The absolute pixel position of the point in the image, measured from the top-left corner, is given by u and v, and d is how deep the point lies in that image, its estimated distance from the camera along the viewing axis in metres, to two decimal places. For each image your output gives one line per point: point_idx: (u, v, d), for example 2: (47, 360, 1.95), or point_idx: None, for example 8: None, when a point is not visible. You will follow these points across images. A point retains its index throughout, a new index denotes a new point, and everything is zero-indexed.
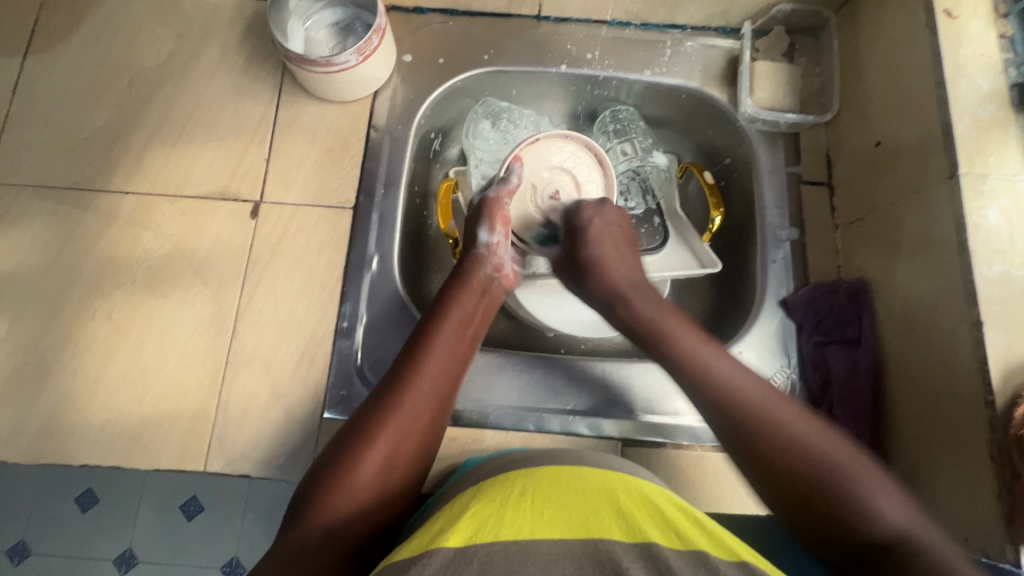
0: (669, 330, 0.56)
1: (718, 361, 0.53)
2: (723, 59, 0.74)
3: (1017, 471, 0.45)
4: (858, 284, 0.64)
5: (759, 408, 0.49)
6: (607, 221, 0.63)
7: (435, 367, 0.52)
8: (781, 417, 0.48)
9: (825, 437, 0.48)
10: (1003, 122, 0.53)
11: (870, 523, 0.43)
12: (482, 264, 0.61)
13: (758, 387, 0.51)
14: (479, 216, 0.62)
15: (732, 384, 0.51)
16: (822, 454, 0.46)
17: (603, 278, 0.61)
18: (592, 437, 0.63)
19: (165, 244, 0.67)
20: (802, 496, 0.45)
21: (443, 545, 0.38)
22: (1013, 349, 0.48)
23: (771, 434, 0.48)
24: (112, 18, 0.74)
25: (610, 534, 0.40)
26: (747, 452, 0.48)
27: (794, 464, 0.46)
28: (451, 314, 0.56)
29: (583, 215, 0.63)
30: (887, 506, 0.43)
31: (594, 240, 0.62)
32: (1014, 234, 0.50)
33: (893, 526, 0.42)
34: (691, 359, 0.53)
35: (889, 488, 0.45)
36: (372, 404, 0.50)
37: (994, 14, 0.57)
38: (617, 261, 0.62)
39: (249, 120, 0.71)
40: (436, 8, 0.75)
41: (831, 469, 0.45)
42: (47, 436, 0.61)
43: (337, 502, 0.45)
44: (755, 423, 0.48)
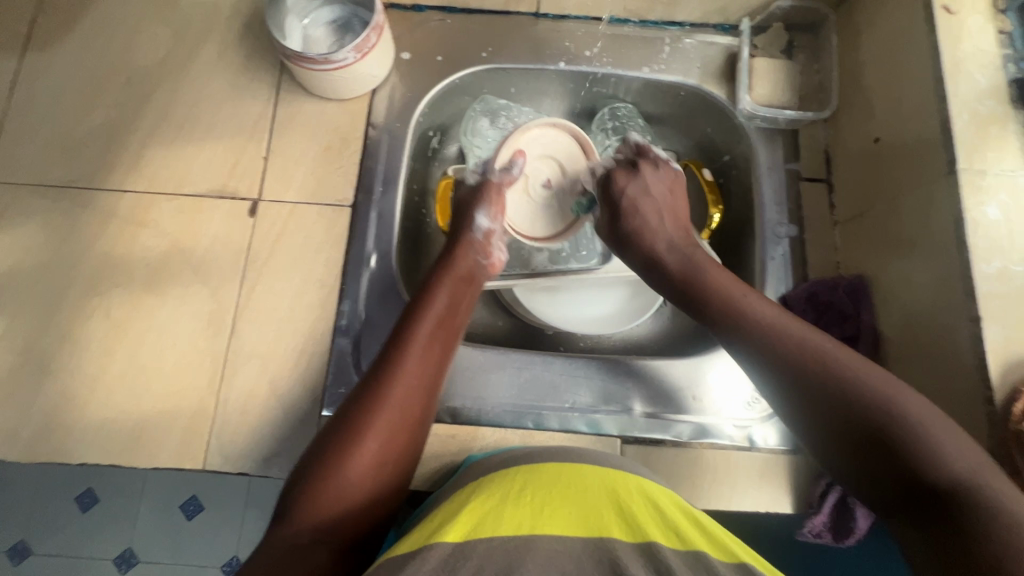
0: (707, 280, 0.54)
1: (763, 306, 0.51)
2: (722, 56, 0.74)
3: (1016, 466, 0.46)
4: (857, 280, 0.63)
5: (809, 350, 0.47)
6: (649, 180, 0.63)
7: (420, 357, 0.52)
8: (834, 359, 0.46)
9: (880, 378, 0.44)
10: (1001, 117, 0.53)
11: (928, 467, 0.40)
12: (472, 250, 0.61)
13: (805, 330, 0.48)
14: (477, 201, 0.63)
15: (778, 328, 0.49)
16: (879, 397, 0.43)
17: (643, 234, 0.60)
18: (590, 433, 0.63)
19: (163, 242, 0.67)
20: (859, 441, 0.43)
21: (442, 540, 0.38)
22: (1012, 344, 0.48)
23: (820, 379, 0.45)
24: (110, 16, 0.73)
25: (609, 531, 0.40)
26: (795, 399, 0.46)
27: (848, 409, 0.44)
28: (435, 303, 0.56)
29: (618, 181, 0.63)
30: (952, 451, 0.40)
31: (636, 200, 0.61)
32: (1013, 230, 0.50)
33: (956, 471, 0.39)
34: (730, 307, 0.51)
35: (951, 432, 0.42)
36: (357, 397, 0.50)
37: (993, 9, 0.57)
38: (659, 216, 0.60)
39: (247, 118, 0.71)
40: (435, 5, 0.75)
41: (889, 413, 0.42)
42: (45, 434, 0.61)
43: (326, 499, 0.45)
44: (803, 367, 0.46)
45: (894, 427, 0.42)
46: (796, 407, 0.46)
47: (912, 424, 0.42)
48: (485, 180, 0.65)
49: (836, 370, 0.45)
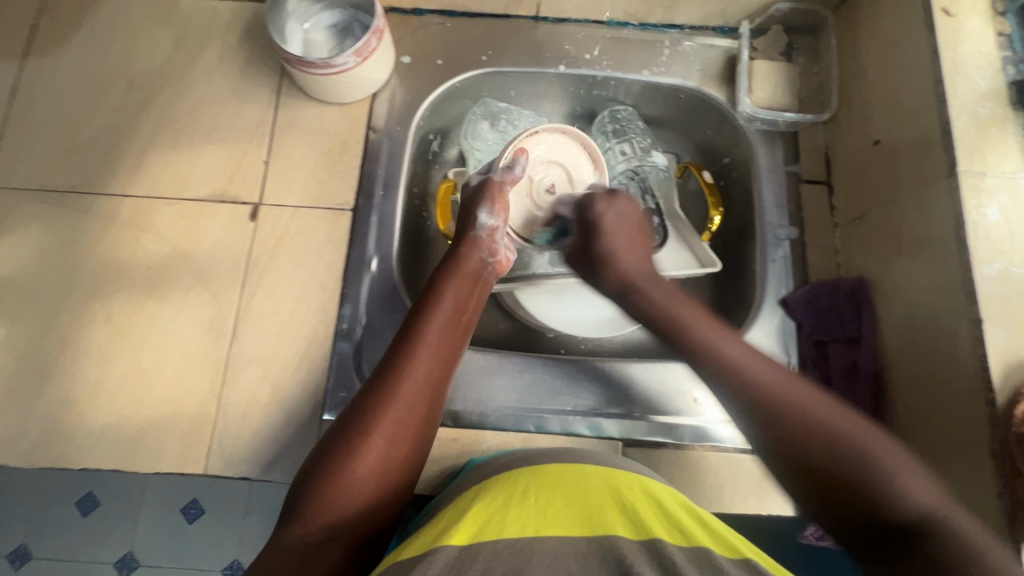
0: (682, 317, 0.55)
1: (723, 342, 0.52)
2: (721, 59, 0.74)
3: (1018, 468, 0.45)
4: (857, 282, 0.64)
5: (767, 387, 0.48)
6: (622, 214, 0.64)
7: (428, 357, 0.52)
8: (792, 397, 0.47)
9: (848, 421, 0.45)
10: (1001, 119, 0.53)
11: (893, 502, 0.41)
12: (477, 248, 0.61)
13: (778, 373, 0.49)
14: (479, 197, 0.62)
15: (737, 363, 0.50)
16: (845, 438, 0.44)
17: (617, 270, 0.61)
18: (592, 437, 0.63)
19: (164, 246, 0.67)
20: (823, 479, 0.43)
21: (447, 544, 0.38)
22: (1013, 346, 0.48)
23: (788, 419, 0.46)
24: (111, 21, 0.74)
25: (614, 530, 0.40)
26: (762, 438, 0.46)
27: (814, 449, 0.44)
28: (444, 303, 0.56)
29: (598, 206, 0.63)
30: (913, 486, 0.41)
31: (605, 234, 0.62)
32: (1014, 231, 0.50)
33: (920, 505, 0.40)
34: (706, 344, 0.52)
35: (911, 466, 0.42)
36: (364, 396, 0.50)
37: (992, 11, 0.57)
38: (627, 251, 0.62)
39: (248, 122, 0.71)
40: (435, 9, 0.75)
41: (855, 453, 0.43)
42: (47, 439, 0.61)
43: (336, 497, 0.45)
44: (772, 408, 0.46)
45: (859, 465, 0.43)
46: (763, 443, 0.46)
47: (875, 462, 0.43)
48: (487, 178, 0.63)
49: (804, 411, 0.46)
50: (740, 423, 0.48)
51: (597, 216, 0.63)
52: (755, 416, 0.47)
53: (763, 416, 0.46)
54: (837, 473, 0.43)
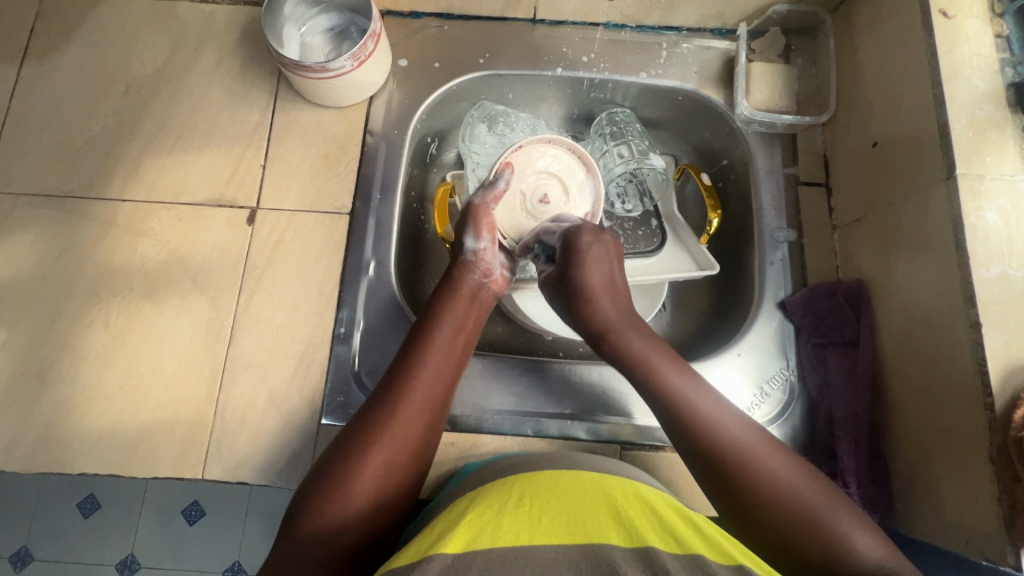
0: (655, 368, 0.53)
1: (694, 390, 0.52)
2: (719, 61, 0.74)
3: (1017, 473, 0.45)
4: (856, 285, 0.63)
5: (736, 441, 0.49)
6: (603, 246, 0.56)
7: (425, 379, 0.51)
8: (757, 451, 0.48)
9: (805, 479, 0.47)
10: (1000, 121, 0.53)
11: (850, 562, 0.43)
12: (468, 270, 0.59)
13: (745, 430, 0.50)
14: (466, 221, 0.60)
15: (707, 413, 0.50)
16: (805, 498, 0.46)
17: (594, 313, 0.55)
18: (590, 441, 0.63)
19: (162, 251, 0.67)
20: (784, 539, 0.45)
21: (440, 552, 0.38)
22: (1012, 350, 0.47)
23: (755, 482, 0.47)
24: (109, 26, 0.74)
25: (608, 537, 0.40)
26: (727, 497, 0.48)
27: (775, 509, 0.46)
28: (443, 324, 0.55)
29: (580, 240, 0.55)
30: (863, 543, 0.44)
31: (587, 266, 0.55)
32: (1013, 234, 0.49)
33: (873, 564, 0.43)
34: (677, 400, 0.51)
35: (859, 522, 0.45)
36: (362, 418, 0.49)
37: (991, 13, 0.56)
38: (606, 291, 0.55)
39: (245, 126, 0.71)
40: (431, 12, 0.75)
41: (813, 513, 0.45)
42: (44, 444, 0.61)
43: (328, 518, 0.45)
44: (739, 469, 0.47)
45: (818, 526, 0.44)
46: (727, 500, 0.48)
47: (831, 523, 0.45)
48: (474, 202, 0.61)
49: (766, 472, 0.47)
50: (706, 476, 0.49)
51: (575, 251, 0.55)
52: (722, 475, 0.48)
53: (729, 477, 0.48)
54: (798, 533, 0.45)
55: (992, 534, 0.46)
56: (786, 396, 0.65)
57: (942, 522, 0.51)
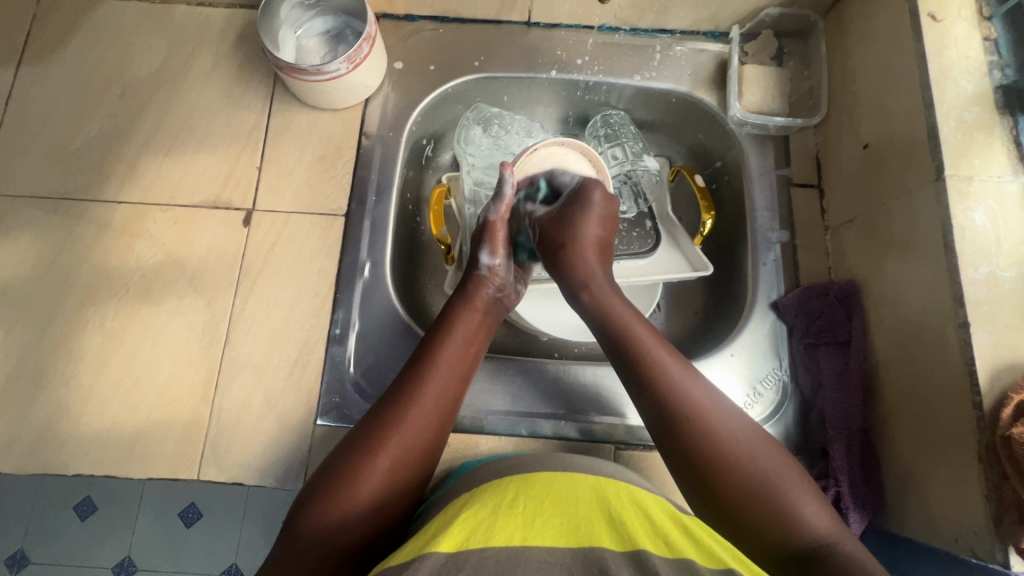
0: (629, 325, 0.54)
1: (662, 355, 0.52)
2: (712, 63, 0.74)
3: (1005, 471, 0.45)
4: (848, 285, 0.64)
5: (698, 406, 0.49)
6: (610, 207, 0.62)
7: (435, 386, 0.52)
8: (716, 420, 0.49)
9: (762, 446, 0.48)
10: (988, 123, 0.53)
11: (797, 532, 0.44)
12: (482, 284, 0.61)
13: (709, 395, 0.50)
14: (481, 238, 0.62)
15: (673, 378, 0.50)
16: (758, 463, 0.47)
17: (581, 261, 0.59)
18: (584, 440, 0.64)
19: (158, 253, 0.67)
20: (738, 508, 0.46)
21: (435, 550, 0.38)
22: (1001, 350, 0.48)
23: (714, 447, 0.47)
24: (105, 28, 0.74)
25: (599, 541, 0.40)
26: (684, 460, 0.48)
27: (733, 474, 0.46)
28: (454, 332, 0.56)
29: (592, 193, 0.61)
30: (812, 513, 0.45)
31: (588, 218, 0.60)
32: (1000, 235, 0.50)
33: (816, 534, 0.44)
34: (647, 358, 0.52)
35: (811, 495, 0.46)
36: (371, 420, 0.50)
37: (979, 17, 0.57)
38: (594, 246, 0.60)
39: (241, 129, 0.72)
40: (426, 15, 0.76)
41: (766, 479, 0.46)
42: (40, 446, 0.61)
43: (333, 517, 0.45)
44: (699, 430, 0.48)
45: (769, 492, 0.46)
46: (682, 465, 0.48)
47: (781, 488, 0.46)
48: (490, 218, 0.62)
49: (724, 436, 0.48)
50: (667, 442, 0.49)
51: (583, 202, 0.61)
52: (681, 437, 0.48)
53: (688, 440, 0.48)
54: (748, 501, 0.46)
55: (981, 532, 0.47)
56: (779, 395, 0.65)
57: (931, 520, 0.52)
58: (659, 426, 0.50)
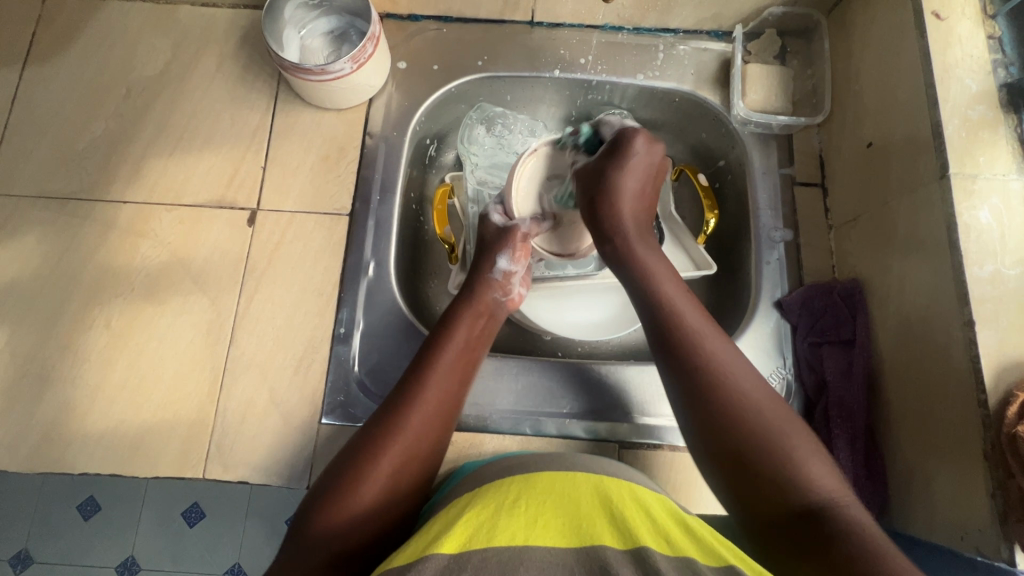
0: (652, 279, 0.54)
1: (684, 306, 0.52)
2: (716, 62, 0.74)
3: (1010, 469, 0.45)
4: (851, 284, 0.64)
5: (716, 357, 0.49)
6: (650, 158, 0.59)
7: (437, 389, 0.52)
8: (732, 370, 0.48)
9: (774, 404, 0.47)
10: (992, 122, 0.53)
11: (801, 488, 0.43)
12: (492, 288, 0.60)
13: (729, 351, 0.50)
14: (500, 243, 0.61)
15: (694, 327, 0.50)
16: (767, 419, 0.46)
17: (614, 210, 0.57)
18: (589, 439, 0.64)
19: (163, 252, 0.67)
20: (742, 457, 0.45)
21: (438, 552, 0.38)
22: (1006, 347, 0.48)
23: (725, 399, 0.47)
24: (110, 29, 0.74)
25: (601, 540, 0.40)
26: (694, 412, 0.48)
27: (740, 423, 0.46)
28: (455, 336, 0.56)
29: (635, 139, 0.58)
30: (819, 474, 0.43)
31: (626, 168, 0.57)
32: (1005, 233, 0.50)
33: (823, 493, 0.42)
34: (665, 310, 0.52)
35: (821, 457, 0.45)
36: (374, 425, 0.50)
37: (983, 15, 0.57)
38: (632, 195, 0.58)
39: (245, 129, 0.72)
40: (430, 15, 0.76)
41: (773, 433, 0.45)
42: (46, 445, 0.62)
43: (336, 523, 0.45)
44: (714, 381, 0.48)
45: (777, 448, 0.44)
46: (694, 417, 0.48)
47: (790, 445, 0.45)
48: (513, 223, 0.61)
49: (738, 389, 0.47)
50: (684, 386, 0.49)
51: (624, 151, 0.58)
52: (694, 388, 0.48)
53: (701, 391, 0.48)
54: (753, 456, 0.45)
55: (987, 530, 0.47)
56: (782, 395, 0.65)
57: (937, 518, 0.52)
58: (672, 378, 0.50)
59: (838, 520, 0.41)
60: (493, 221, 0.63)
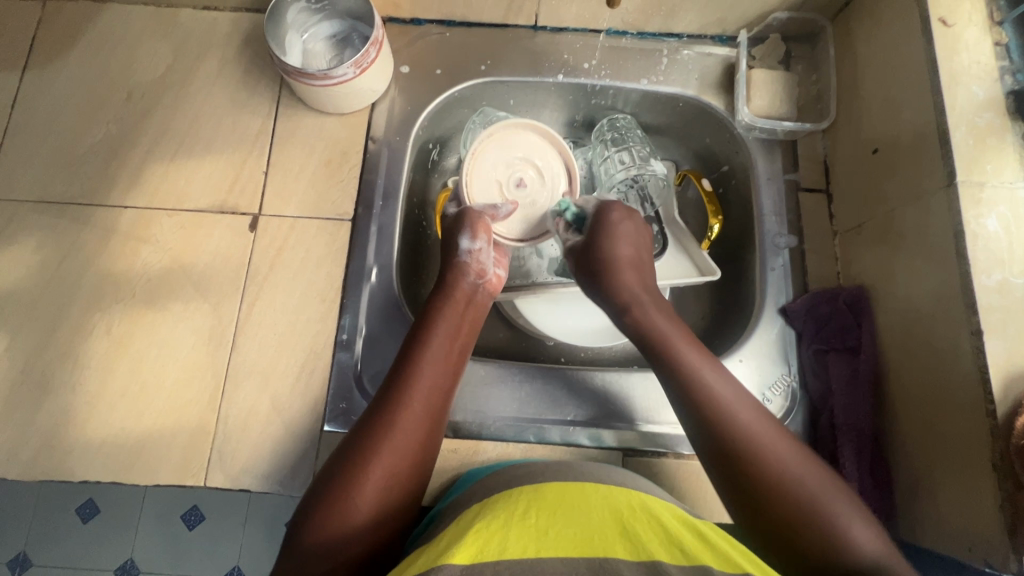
0: (675, 342, 0.55)
1: (708, 371, 0.53)
2: (719, 67, 0.74)
3: (1020, 480, 0.45)
4: (857, 292, 0.64)
5: (746, 423, 0.50)
6: (635, 230, 0.62)
7: (423, 388, 0.51)
8: (763, 435, 0.49)
9: (807, 467, 0.48)
10: (1000, 129, 0.53)
11: (848, 555, 0.44)
12: (464, 273, 0.60)
13: (756, 415, 0.50)
14: (459, 225, 0.60)
15: (720, 392, 0.51)
16: (805, 485, 0.46)
17: (617, 280, 0.59)
18: (594, 447, 0.63)
19: (164, 258, 0.67)
20: (787, 524, 0.45)
21: (450, 563, 0.37)
22: (1013, 357, 0.47)
23: (762, 461, 0.48)
24: (111, 33, 0.74)
25: (613, 550, 0.39)
26: (733, 479, 0.48)
27: (778, 491, 0.46)
28: (437, 331, 0.55)
29: (614, 215, 0.61)
30: (862, 537, 0.44)
31: (616, 244, 0.60)
32: (1013, 241, 0.50)
33: (870, 557, 0.44)
34: (692, 381, 0.52)
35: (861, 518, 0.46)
36: (362, 427, 0.49)
37: (990, 21, 0.56)
38: (631, 267, 0.60)
39: (247, 133, 0.71)
40: (432, 19, 0.75)
41: (813, 499, 0.46)
42: (46, 452, 0.61)
43: (333, 528, 0.45)
44: (752, 456, 0.48)
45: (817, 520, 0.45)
46: (733, 491, 0.48)
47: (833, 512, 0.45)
48: (467, 207, 0.62)
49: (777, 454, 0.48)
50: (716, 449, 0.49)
51: (609, 229, 0.60)
52: (730, 458, 0.49)
53: (739, 458, 0.48)
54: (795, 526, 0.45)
55: (995, 541, 0.46)
56: (788, 402, 0.65)
57: (944, 529, 0.52)
58: (704, 448, 0.50)
59: None
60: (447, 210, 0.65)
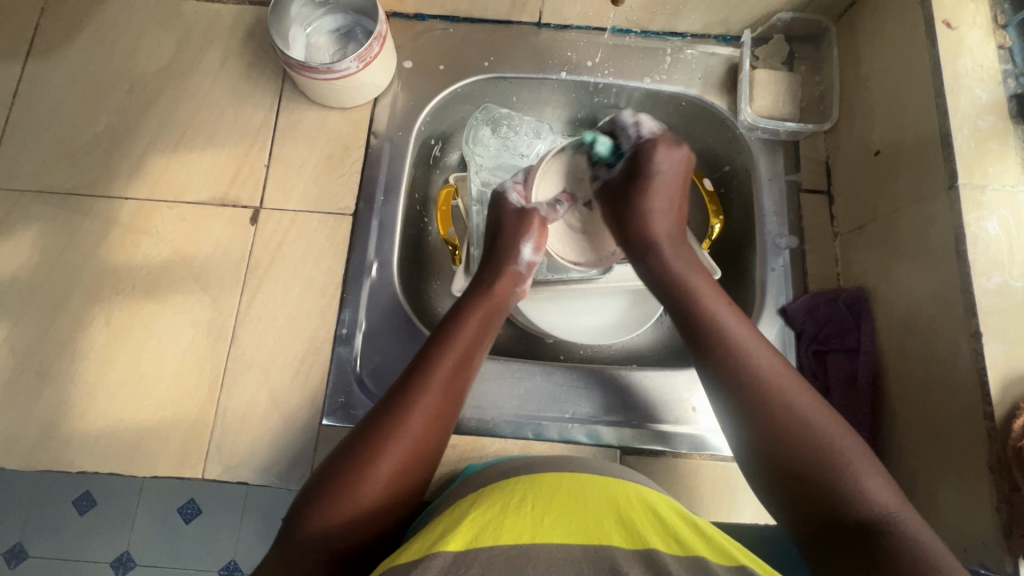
0: (691, 286, 0.55)
1: (724, 316, 0.53)
2: (723, 67, 0.74)
3: (1016, 482, 0.45)
4: (856, 293, 0.64)
5: (757, 373, 0.49)
6: (671, 174, 0.60)
7: (440, 384, 0.51)
8: (773, 382, 0.48)
9: (826, 422, 0.47)
10: (1002, 132, 0.53)
11: (856, 501, 0.43)
12: (513, 280, 0.60)
13: (787, 379, 0.49)
14: (524, 227, 0.60)
15: (736, 336, 0.51)
16: (818, 432, 0.46)
17: (643, 222, 0.58)
18: (590, 444, 0.64)
19: (164, 250, 0.67)
20: (796, 467, 0.45)
21: (444, 549, 0.37)
22: (1012, 360, 0.47)
23: (762, 402, 0.48)
24: (113, 24, 0.74)
25: (611, 540, 0.39)
26: (751, 444, 0.48)
27: (789, 437, 0.46)
28: (461, 331, 0.55)
29: (655, 153, 0.59)
30: (874, 487, 0.43)
31: (652, 190, 0.59)
32: (1014, 245, 0.50)
33: (874, 507, 0.43)
34: (712, 330, 0.52)
35: (875, 470, 0.45)
36: (375, 417, 0.49)
37: (993, 25, 0.56)
38: (664, 211, 0.60)
39: (249, 125, 0.71)
40: (437, 14, 0.75)
41: (823, 446, 0.45)
42: (43, 443, 0.61)
43: (334, 518, 0.45)
44: (767, 406, 0.48)
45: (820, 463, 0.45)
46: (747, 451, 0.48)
47: (846, 461, 0.44)
48: (530, 207, 0.61)
49: (799, 414, 0.47)
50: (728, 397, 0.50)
51: (646, 172, 0.59)
52: (741, 401, 0.49)
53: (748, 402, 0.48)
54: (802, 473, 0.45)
55: (990, 543, 0.47)
56: None
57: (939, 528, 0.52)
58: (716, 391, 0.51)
59: (892, 531, 0.41)
60: (510, 200, 0.62)
